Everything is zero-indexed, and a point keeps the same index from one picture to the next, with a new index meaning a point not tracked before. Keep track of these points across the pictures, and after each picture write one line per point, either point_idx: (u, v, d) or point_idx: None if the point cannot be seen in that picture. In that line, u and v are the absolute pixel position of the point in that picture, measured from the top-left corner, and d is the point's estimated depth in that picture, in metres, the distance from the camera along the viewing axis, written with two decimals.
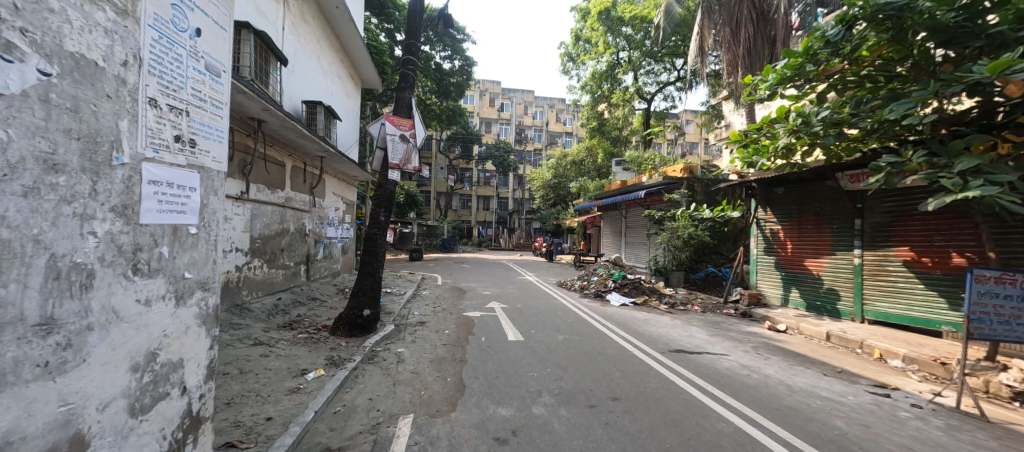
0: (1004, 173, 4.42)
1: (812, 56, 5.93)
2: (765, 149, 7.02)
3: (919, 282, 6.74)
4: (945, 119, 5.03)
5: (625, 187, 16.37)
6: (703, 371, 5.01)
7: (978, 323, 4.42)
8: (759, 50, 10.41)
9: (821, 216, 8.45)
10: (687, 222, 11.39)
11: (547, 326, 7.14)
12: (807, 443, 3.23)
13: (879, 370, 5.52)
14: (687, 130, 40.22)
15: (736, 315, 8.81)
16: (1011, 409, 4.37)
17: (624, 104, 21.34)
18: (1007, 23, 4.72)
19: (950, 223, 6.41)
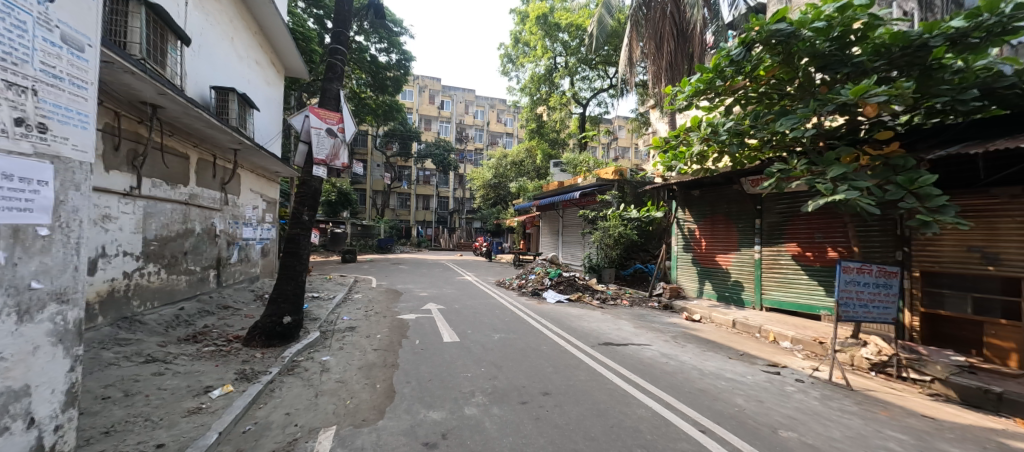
0: (863, 180, 5.24)
1: (720, 72, 6.56)
2: (682, 155, 7.68)
3: (804, 273, 7.78)
4: (822, 133, 5.84)
5: (562, 187, 16.89)
6: (628, 361, 5.33)
7: (846, 307, 5.19)
8: (680, 64, 11.30)
9: (729, 217, 9.41)
10: (617, 222, 12.06)
11: (484, 325, 7.12)
12: (711, 420, 3.56)
13: (772, 351, 6.28)
14: (621, 135, 42.23)
15: (659, 308, 9.51)
16: (869, 379, 5.21)
17: (561, 107, 21.99)
18: (866, 55, 5.61)
19: (827, 222, 7.43)
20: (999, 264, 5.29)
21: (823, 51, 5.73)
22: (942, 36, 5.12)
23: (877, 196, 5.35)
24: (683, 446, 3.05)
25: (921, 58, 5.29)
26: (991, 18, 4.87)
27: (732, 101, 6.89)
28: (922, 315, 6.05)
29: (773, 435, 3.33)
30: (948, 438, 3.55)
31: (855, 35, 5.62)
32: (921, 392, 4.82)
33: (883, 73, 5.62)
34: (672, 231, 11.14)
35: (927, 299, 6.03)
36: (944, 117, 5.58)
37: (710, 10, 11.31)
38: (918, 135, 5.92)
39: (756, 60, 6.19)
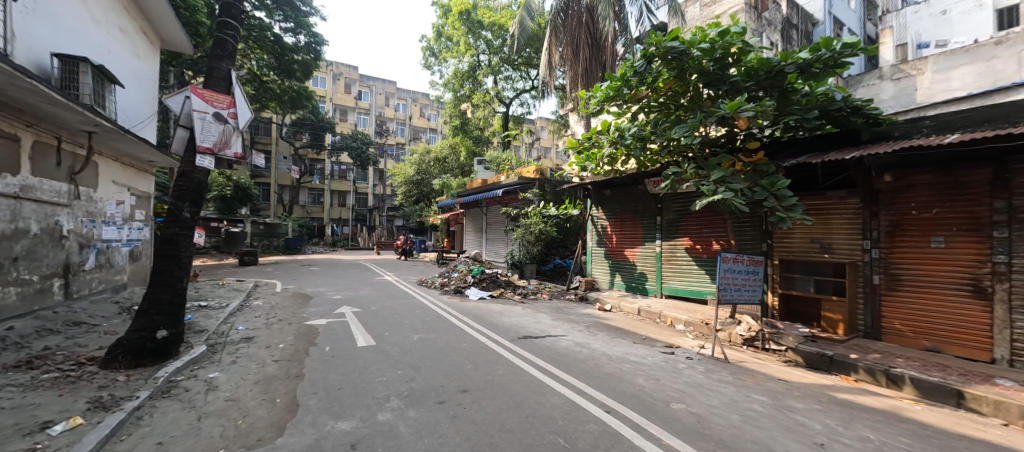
0: (738, 182, 6.09)
1: (626, 82, 7.13)
2: (594, 156, 8.22)
3: (695, 263, 8.78)
4: (707, 141, 6.64)
5: (486, 185, 16.91)
6: (545, 352, 5.53)
7: (725, 292, 5.99)
8: (593, 72, 11.98)
9: (636, 214, 10.22)
10: (538, 219, 12.44)
11: (403, 327, 6.84)
12: (616, 401, 3.85)
13: (669, 334, 7.00)
14: (543, 135, 43.16)
15: (576, 300, 10.04)
16: (742, 352, 6.07)
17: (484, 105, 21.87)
18: (741, 75, 6.48)
19: (713, 218, 8.46)
20: (833, 252, 6.51)
21: (708, 70, 6.50)
22: (794, 65, 6.13)
23: (748, 196, 6.23)
24: (591, 427, 3.25)
25: (780, 81, 6.27)
26: (828, 52, 5.96)
27: (636, 109, 7.51)
28: (781, 296, 7.23)
29: (666, 408, 3.70)
30: (797, 397, 4.28)
31: (733, 58, 6.46)
32: (780, 360, 5.75)
33: (753, 93, 6.54)
34: (587, 227, 11.80)
35: (783, 282, 7.23)
36: (796, 132, 6.66)
37: (619, 24, 12.06)
38: (778, 146, 6.99)
39: (655, 72, 6.81)
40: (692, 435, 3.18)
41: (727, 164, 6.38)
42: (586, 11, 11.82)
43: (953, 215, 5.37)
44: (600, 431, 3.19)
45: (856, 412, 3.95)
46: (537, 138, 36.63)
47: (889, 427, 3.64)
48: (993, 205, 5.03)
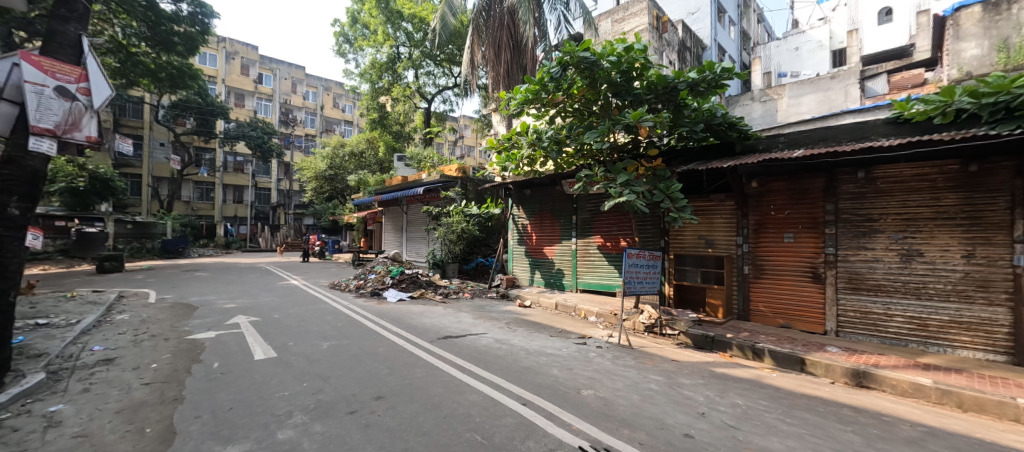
0: (640, 186, 6.77)
1: (543, 86, 7.52)
2: (514, 156, 8.55)
3: (605, 259, 9.51)
4: (615, 147, 7.31)
5: (405, 183, 16.39)
6: (464, 351, 5.61)
7: (629, 285, 6.60)
8: (514, 74, 12.34)
9: (554, 214, 10.72)
10: (460, 218, 12.44)
11: (312, 335, 6.42)
12: (530, 393, 4.08)
13: (582, 326, 7.52)
14: (467, 134, 43.00)
15: (497, 298, 10.27)
16: (644, 338, 6.76)
17: (405, 99, 21.13)
18: (643, 88, 7.19)
19: (621, 218, 9.24)
20: (715, 246, 7.53)
21: (615, 81, 7.09)
22: (685, 82, 6.97)
23: (649, 197, 6.93)
24: (507, 421, 3.43)
25: (674, 97, 7.08)
26: (711, 74, 6.85)
27: (553, 113, 7.96)
28: (675, 286, 8.13)
29: (577, 395, 4.03)
30: (686, 374, 4.94)
31: (636, 72, 7.13)
32: (673, 343, 6.51)
33: (653, 105, 7.29)
34: (508, 226, 12.12)
35: (676, 274, 8.15)
36: (686, 142, 7.58)
37: (539, 30, 12.57)
38: (673, 154, 7.91)
39: (570, 80, 7.24)
40: (598, 417, 3.51)
41: (632, 169, 7.07)
42: (508, 13, 12.14)
43: (801, 215, 6.54)
44: (516, 423, 3.38)
45: (730, 382, 4.70)
46: (461, 136, 36.40)
47: (753, 392, 4.38)
48: (826, 207, 6.26)
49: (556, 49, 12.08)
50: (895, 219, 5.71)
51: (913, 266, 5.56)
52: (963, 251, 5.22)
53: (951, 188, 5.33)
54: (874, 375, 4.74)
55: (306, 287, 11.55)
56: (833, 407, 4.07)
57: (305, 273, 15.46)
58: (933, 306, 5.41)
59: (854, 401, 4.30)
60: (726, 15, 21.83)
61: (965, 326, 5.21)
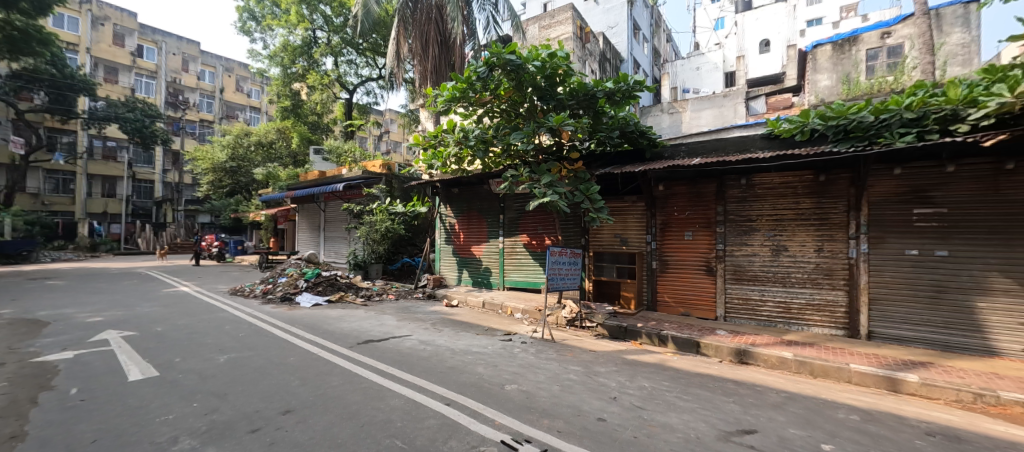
0: (561, 186, 7.18)
1: (471, 85, 7.63)
2: (440, 154, 8.58)
3: (531, 257, 9.88)
4: (540, 149, 7.68)
5: (322, 178, 15.38)
6: (387, 355, 5.46)
7: (552, 282, 6.97)
8: (442, 70, 12.27)
9: (481, 213, 10.87)
10: (384, 216, 12.03)
11: (205, 348, 5.64)
12: (456, 396, 3.96)
13: (508, 323, 7.78)
14: (392, 129, 41.34)
15: (423, 298, 10.15)
16: (566, 331, 7.16)
17: (323, 88, 19.84)
18: (566, 94, 7.60)
19: (545, 218, 9.65)
20: (628, 244, 8.23)
21: (540, 85, 7.41)
22: (603, 91, 7.51)
23: (570, 198, 7.36)
24: (430, 423, 3.31)
25: (593, 104, 7.61)
26: (626, 85, 7.42)
27: (481, 112, 8.13)
28: (593, 281, 8.71)
29: (501, 390, 4.14)
30: (601, 362, 5.40)
31: (559, 78, 7.48)
32: (592, 335, 6.99)
33: (575, 110, 7.74)
34: (435, 225, 12.02)
35: (594, 270, 8.73)
36: (604, 147, 8.18)
37: (467, 28, 12.65)
38: (593, 158, 8.48)
39: (496, 80, 7.42)
40: (521, 410, 3.62)
41: (556, 170, 7.49)
42: (436, 8, 12.01)
43: (698, 216, 7.42)
44: (439, 424, 3.28)
45: (639, 368, 5.21)
46: (385, 131, 35.16)
47: (657, 375, 4.92)
48: (718, 209, 7.17)
49: (482, 49, 12.26)
50: (768, 220, 6.75)
51: (781, 259, 6.63)
52: (816, 247, 6.34)
53: (809, 194, 6.43)
54: (751, 352, 5.58)
55: (200, 295, 10.25)
56: (721, 383, 4.70)
57: (198, 279, 13.67)
58: (794, 292, 6.51)
59: (737, 376, 5.02)
60: (640, 32, 23.65)
61: (817, 307, 6.34)
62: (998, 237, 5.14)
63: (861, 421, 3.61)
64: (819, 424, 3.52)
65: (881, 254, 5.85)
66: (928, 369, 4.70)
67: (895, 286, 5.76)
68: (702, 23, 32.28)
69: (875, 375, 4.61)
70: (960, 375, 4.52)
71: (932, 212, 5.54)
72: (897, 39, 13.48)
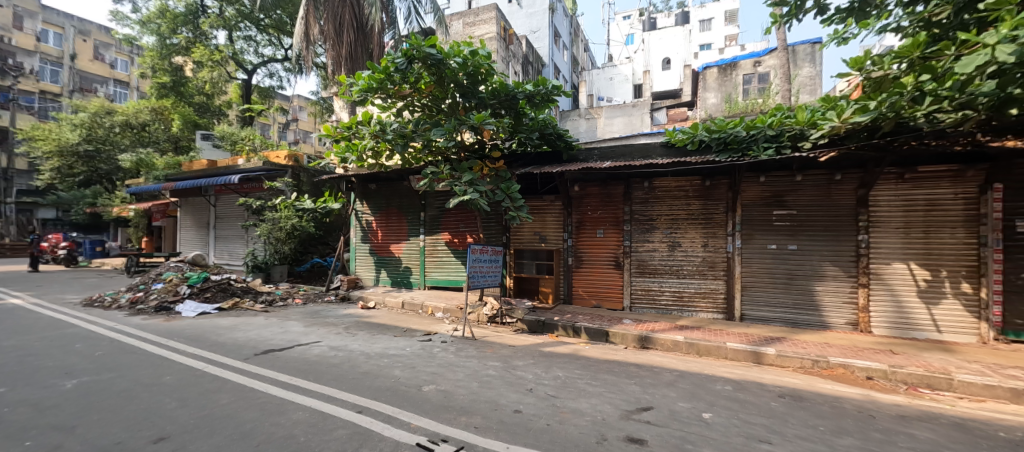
0: (483, 185, 7.30)
1: (389, 76, 7.37)
2: (355, 147, 8.20)
3: (453, 255, 9.86)
4: (462, 146, 7.70)
5: (211, 168, 13.63)
6: (289, 365, 4.71)
7: (473, 280, 7.03)
8: (358, 57, 11.67)
9: (401, 210, 10.57)
10: (290, 212, 11.00)
11: (42, 370, 4.43)
12: (372, 402, 3.58)
13: (428, 323, 7.69)
14: (302, 118, 37.89)
15: (335, 301, 9.56)
16: (486, 328, 7.27)
17: (214, 65, 17.59)
18: (489, 92, 7.69)
19: (467, 216, 9.70)
20: (546, 241, 8.60)
21: (462, 83, 7.40)
22: (523, 93, 7.75)
23: (492, 197, 7.48)
24: (339, 434, 2.94)
25: (514, 105, 7.82)
26: (545, 89, 7.77)
27: (400, 104, 7.92)
28: (514, 278, 8.96)
29: (417, 392, 3.86)
30: (520, 357, 5.57)
31: (481, 76, 7.51)
32: (512, 330, 7.23)
33: (497, 109, 7.88)
34: (350, 222, 11.39)
35: (515, 267, 8.98)
36: (525, 148, 8.50)
37: (387, 16, 12.17)
38: (515, 157, 8.75)
39: (416, 73, 7.26)
40: (438, 410, 3.45)
41: (478, 169, 7.60)
42: None
43: (609, 215, 8.04)
44: (350, 434, 2.93)
45: (557, 361, 5.39)
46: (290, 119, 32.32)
47: (570, 364, 5.29)
48: (625, 209, 7.86)
49: (403, 40, 11.92)
50: (666, 219, 7.57)
51: (676, 254, 7.47)
52: (703, 242, 7.28)
53: (697, 197, 7.34)
54: (652, 338, 6.23)
55: (39, 309, 8.33)
56: (632, 370, 5.02)
57: (36, 289, 11.06)
58: (686, 283, 7.39)
59: (644, 362, 5.44)
60: (560, 39, 24.65)
61: (704, 295, 7.26)
62: (831, 234, 6.43)
63: (733, 390, 4.26)
64: (702, 396, 4.08)
65: (751, 248, 6.93)
66: (783, 343, 5.67)
67: (761, 275, 6.84)
68: (615, 38, 34.81)
69: (748, 350, 5.44)
70: (807, 346, 5.52)
71: (787, 214, 6.72)
72: (765, 68, 15.81)
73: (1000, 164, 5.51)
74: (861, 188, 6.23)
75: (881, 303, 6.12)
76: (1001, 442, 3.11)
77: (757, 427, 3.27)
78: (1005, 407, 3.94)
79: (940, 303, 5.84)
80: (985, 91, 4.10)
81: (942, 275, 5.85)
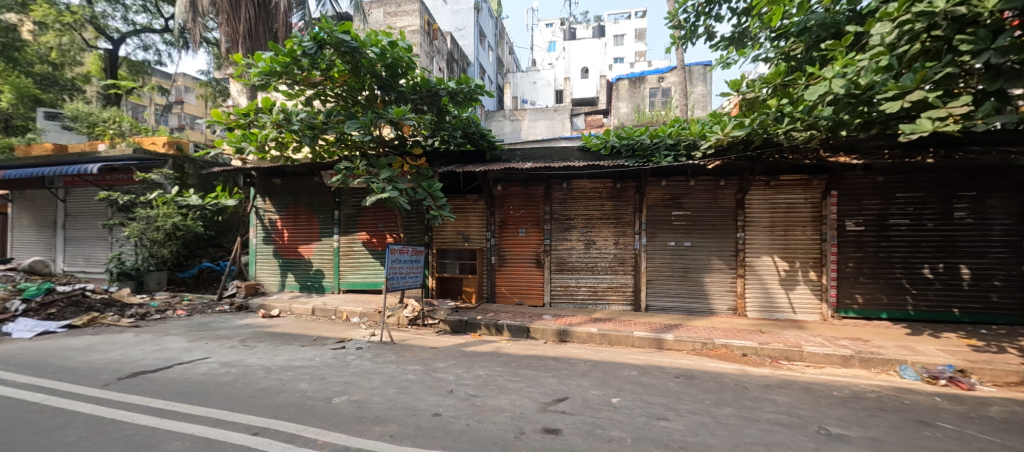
0: (403, 183, 7.06)
1: (295, 60, 6.80)
2: (254, 136, 7.43)
3: (372, 256, 9.43)
4: (380, 141, 7.38)
5: (59, 155, 11.30)
6: (166, 388, 4.10)
7: (392, 282, 6.77)
8: (260, 37, 10.58)
9: (311, 208, 9.82)
10: (169, 209, 9.54)
11: None
12: (270, 421, 3.27)
13: (343, 329, 7.26)
14: (188, 101, 32.91)
15: (230, 311, 8.55)
16: (406, 331, 7.07)
17: (66, 30, 14.52)
18: (409, 88, 7.47)
19: (386, 215, 9.32)
20: (470, 240, 8.58)
21: (380, 74, 7.09)
22: (445, 90, 7.60)
23: (412, 195, 7.27)
24: None
25: (436, 102, 7.67)
26: (467, 88, 7.65)
27: (310, 93, 7.39)
28: (436, 278, 8.82)
29: (327, 406, 3.62)
30: (440, 358, 5.52)
31: (402, 69, 7.23)
32: (433, 331, 7.13)
33: (417, 105, 7.66)
34: (249, 221, 10.30)
35: (438, 267, 8.85)
36: (448, 146, 8.43)
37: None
38: (436, 155, 8.63)
39: (328, 60, 6.77)
40: (351, 422, 3.28)
41: (398, 165, 7.37)
42: None
43: (529, 214, 8.31)
44: None
45: (478, 361, 5.43)
46: (173, 101, 27.98)
47: (491, 362, 5.37)
48: (545, 208, 8.16)
49: (314, 22, 11.10)
50: (582, 218, 8.02)
51: (591, 251, 7.97)
52: (614, 240, 7.86)
53: (609, 198, 7.90)
54: (569, 331, 6.57)
55: None
56: (550, 364, 5.27)
57: None
58: (600, 277, 7.92)
59: (560, 355, 5.73)
60: (485, 39, 24.67)
61: (615, 289, 7.84)
62: (718, 231, 7.35)
63: (638, 375, 4.68)
64: (611, 383, 4.42)
65: (654, 245, 7.63)
66: (680, 329, 6.35)
67: (662, 269, 7.58)
68: (539, 43, 35.93)
69: (652, 337, 6.00)
70: (699, 330, 6.25)
71: (683, 214, 7.52)
72: (667, 84, 17.52)
73: (836, 175, 6.74)
74: (739, 193, 7.21)
75: (753, 290, 7.16)
76: (837, 399, 3.83)
77: (656, 406, 3.63)
78: (841, 371, 4.85)
79: (795, 288, 7.01)
80: (825, 115, 5.01)
81: (796, 265, 7.03)
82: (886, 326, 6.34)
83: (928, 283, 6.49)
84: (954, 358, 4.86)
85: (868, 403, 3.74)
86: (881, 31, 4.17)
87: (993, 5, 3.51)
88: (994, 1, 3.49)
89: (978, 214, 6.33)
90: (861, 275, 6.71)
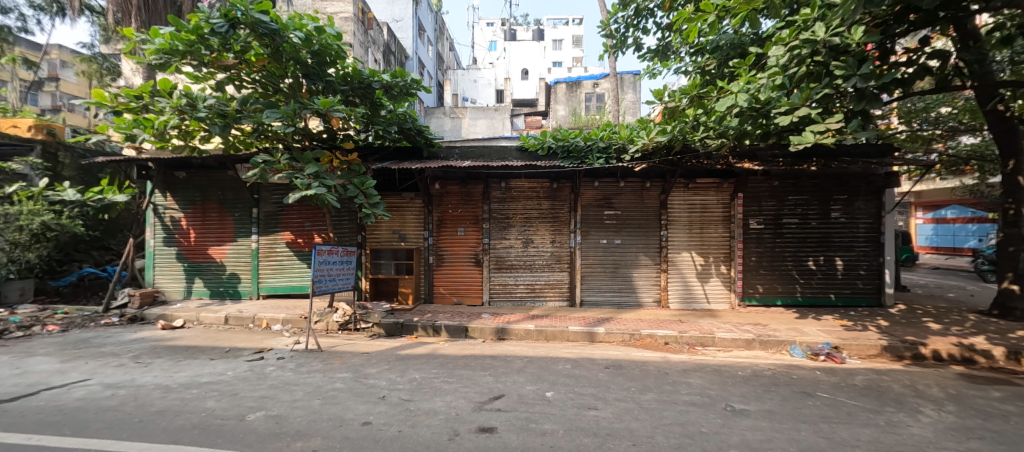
0: (331, 179, 6.63)
1: (202, 38, 6.12)
2: (149, 122, 6.56)
3: (296, 258, 8.79)
4: (307, 134, 6.89)
5: None
6: (29, 419, 3.48)
7: (319, 285, 6.35)
8: (159, 9, 9.34)
9: (223, 205, 8.91)
10: (37, 205, 8.14)
11: None
12: (167, 446, 2.91)
13: (261, 338, 6.69)
14: (66, 79, 28.03)
15: (121, 324, 7.45)
16: (335, 336, 6.67)
17: None
18: (338, 78, 7.03)
19: (313, 214, 8.73)
20: (406, 240, 8.29)
21: (305, 61, 6.59)
22: (379, 82, 7.28)
23: (341, 192, 6.86)
24: None
25: (369, 95, 7.29)
26: (403, 82, 7.42)
27: (222, 76, 6.64)
28: (370, 280, 8.44)
29: (238, 424, 3.31)
30: (372, 364, 5.30)
31: (330, 58, 6.79)
32: (366, 335, 6.82)
33: (347, 96, 7.21)
34: (146, 219, 9.10)
35: (371, 268, 8.47)
36: (383, 141, 8.11)
37: None
38: (368, 150, 8.24)
39: (243, 42, 6.12)
40: (266, 440, 3.03)
41: (326, 159, 6.90)
42: None
43: (467, 213, 8.25)
44: None
45: (413, 364, 5.29)
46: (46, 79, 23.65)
47: (427, 364, 5.26)
48: (483, 208, 8.15)
49: None
50: (520, 217, 8.14)
51: (528, 249, 8.12)
52: (551, 239, 8.06)
53: (546, 197, 8.08)
54: (507, 329, 6.62)
55: None
56: (486, 363, 5.28)
57: None
58: (538, 275, 8.08)
59: (497, 353, 5.76)
60: (423, 33, 24.05)
61: (552, 286, 8.05)
62: (644, 229, 7.84)
63: (571, 368, 4.84)
64: (545, 377, 4.54)
65: (588, 243, 7.95)
66: (611, 322, 6.68)
67: (595, 265, 7.92)
68: (479, 42, 35.87)
69: (585, 331, 6.24)
70: (626, 323, 6.61)
71: (613, 213, 7.92)
72: (601, 90, 18.33)
73: (741, 179, 7.50)
74: (662, 194, 7.75)
75: (675, 284, 7.74)
76: (741, 378, 4.28)
77: (586, 397, 3.79)
78: (744, 353, 5.42)
79: (710, 281, 7.69)
80: (732, 125, 5.54)
81: (710, 260, 7.72)
82: (781, 312, 7.19)
83: (813, 273, 7.46)
84: (831, 336, 5.64)
85: (764, 380, 4.21)
86: (777, 53, 4.62)
87: (858, 37, 4.22)
88: (859, 34, 4.20)
89: (848, 214, 7.43)
90: (762, 268, 7.53)
